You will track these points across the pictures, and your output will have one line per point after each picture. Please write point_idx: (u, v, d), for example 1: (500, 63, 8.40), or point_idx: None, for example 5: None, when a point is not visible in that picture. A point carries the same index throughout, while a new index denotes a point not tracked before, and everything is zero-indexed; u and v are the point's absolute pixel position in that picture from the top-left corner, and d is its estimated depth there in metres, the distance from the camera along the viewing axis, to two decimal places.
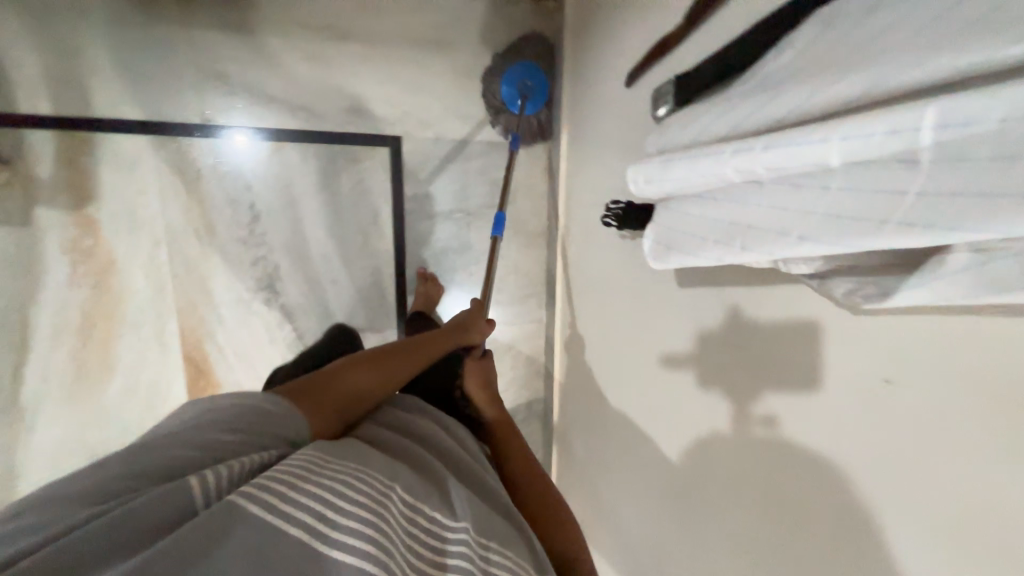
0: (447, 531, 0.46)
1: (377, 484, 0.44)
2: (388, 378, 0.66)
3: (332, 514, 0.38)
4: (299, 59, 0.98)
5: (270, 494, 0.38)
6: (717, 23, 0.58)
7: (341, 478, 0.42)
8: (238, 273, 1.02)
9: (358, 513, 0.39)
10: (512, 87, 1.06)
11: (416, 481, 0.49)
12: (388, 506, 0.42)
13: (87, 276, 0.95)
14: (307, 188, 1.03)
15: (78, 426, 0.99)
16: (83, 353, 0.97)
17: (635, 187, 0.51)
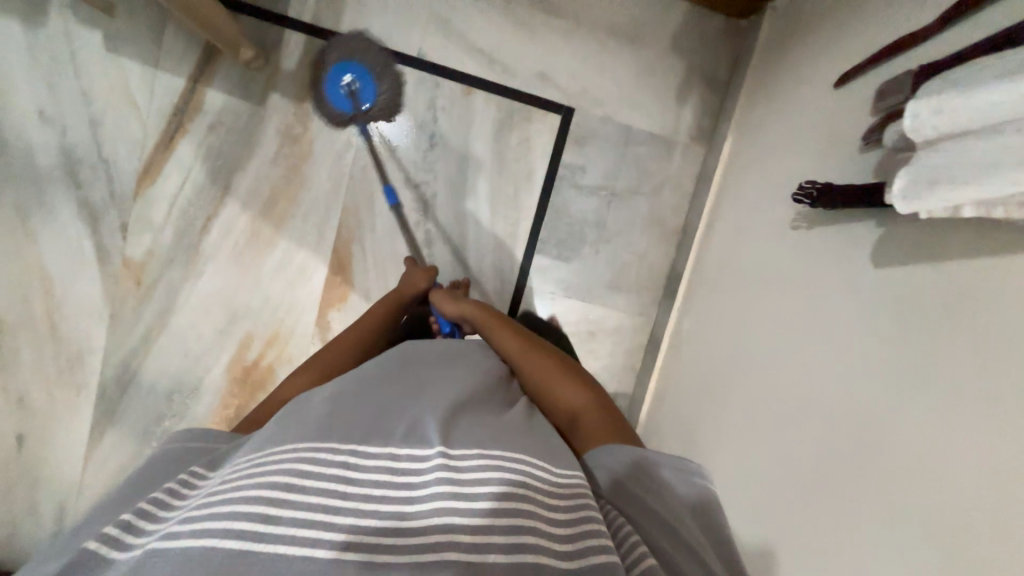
0: (416, 460, 0.48)
1: (321, 453, 0.46)
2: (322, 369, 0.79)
3: (269, 505, 0.41)
4: (509, 23, 1.12)
5: (201, 522, 0.40)
6: (969, 26, 0.58)
7: (280, 468, 0.44)
8: (401, 190, 1.13)
9: (302, 500, 0.42)
10: (336, 85, 1.06)
11: (373, 428, 0.51)
12: (337, 474, 0.45)
13: (287, 158, 1.10)
14: (482, 132, 1.13)
15: (232, 282, 1.11)
16: (260, 221, 1.11)
17: (914, 121, 0.47)
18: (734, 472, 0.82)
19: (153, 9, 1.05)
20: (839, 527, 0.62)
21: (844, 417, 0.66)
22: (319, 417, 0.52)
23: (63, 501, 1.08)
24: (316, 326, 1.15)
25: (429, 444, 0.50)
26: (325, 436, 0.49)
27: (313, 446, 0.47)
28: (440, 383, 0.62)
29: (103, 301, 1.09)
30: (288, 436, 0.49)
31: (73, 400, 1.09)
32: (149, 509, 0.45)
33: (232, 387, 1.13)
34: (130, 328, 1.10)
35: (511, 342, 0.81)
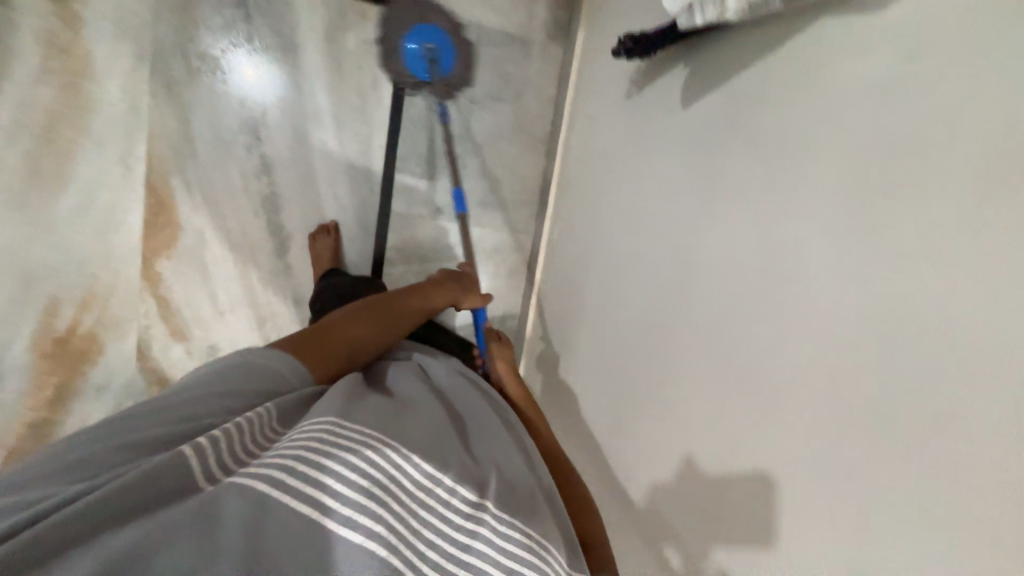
0: (468, 507, 0.42)
1: (397, 455, 0.42)
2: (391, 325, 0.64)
3: (344, 486, 0.36)
4: None
5: (285, 478, 0.35)
6: None
7: (356, 446, 0.40)
8: (223, 108, 0.97)
9: (364, 481, 0.37)
10: (414, 57, 0.93)
11: (435, 447, 0.47)
12: (402, 483, 0.40)
13: (58, 74, 0.89)
14: (311, 36, 1.00)
15: (14, 236, 0.91)
16: (38, 156, 0.90)
17: None
18: (603, 362, 0.85)
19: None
20: (666, 403, 0.66)
21: (674, 283, 0.69)
22: (381, 417, 0.47)
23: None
24: (144, 278, 0.98)
25: (481, 493, 0.44)
26: (399, 440, 0.44)
27: (391, 443, 0.43)
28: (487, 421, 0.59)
29: None
30: (366, 419, 0.45)
31: None
32: (218, 446, 0.38)
33: (44, 365, 0.95)
34: None
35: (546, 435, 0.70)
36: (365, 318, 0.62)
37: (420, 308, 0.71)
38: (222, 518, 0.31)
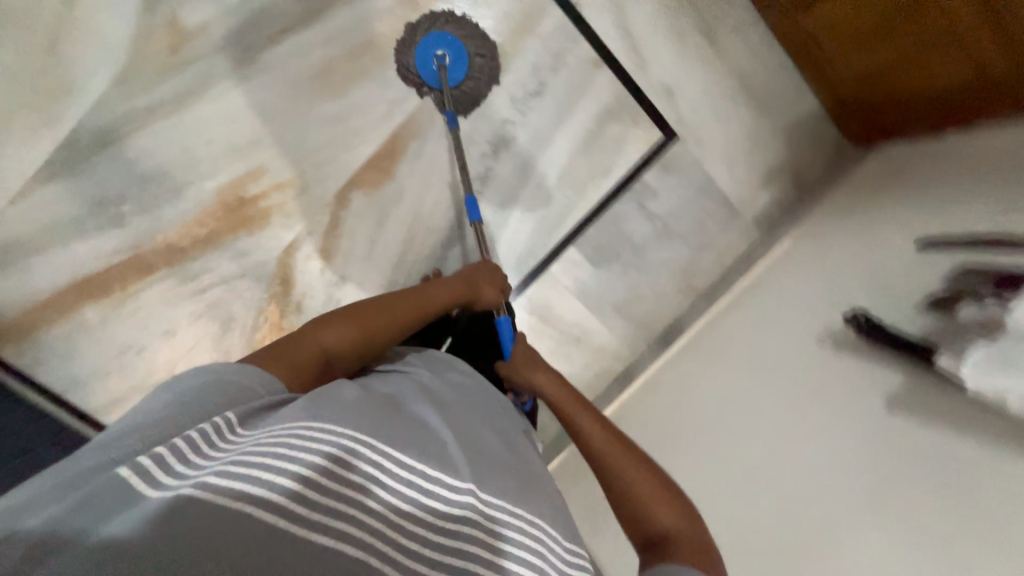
0: (449, 490, 0.49)
1: (366, 457, 0.47)
2: (369, 329, 0.73)
3: (306, 494, 0.42)
4: (672, 21, 1.09)
5: (246, 487, 0.40)
6: None
7: (322, 448, 0.45)
8: (487, 116, 1.08)
9: (336, 491, 0.43)
10: (428, 62, 1.03)
11: (413, 439, 0.52)
12: (374, 481, 0.46)
13: (396, 20, 1.02)
14: (589, 108, 1.10)
15: (273, 106, 1.01)
16: (337, 64, 1.02)
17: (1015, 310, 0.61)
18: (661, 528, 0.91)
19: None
20: None
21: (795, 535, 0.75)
22: (349, 408, 0.51)
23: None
24: (335, 196, 1.06)
25: (459, 477, 0.51)
26: (364, 429, 0.49)
27: (356, 442, 0.48)
28: (494, 425, 0.64)
29: (128, 49, 0.95)
30: (331, 418, 0.49)
31: (41, 131, 0.95)
32: (181, 449, 0.43)
33: (215, 211, 1.03)
34: (135, 91, 0.96)
35: (600, 434, 0.69)
36: (340, 324, 0.71)
37: (409, 309, 0.78)
38: (188, 524, 0.36)
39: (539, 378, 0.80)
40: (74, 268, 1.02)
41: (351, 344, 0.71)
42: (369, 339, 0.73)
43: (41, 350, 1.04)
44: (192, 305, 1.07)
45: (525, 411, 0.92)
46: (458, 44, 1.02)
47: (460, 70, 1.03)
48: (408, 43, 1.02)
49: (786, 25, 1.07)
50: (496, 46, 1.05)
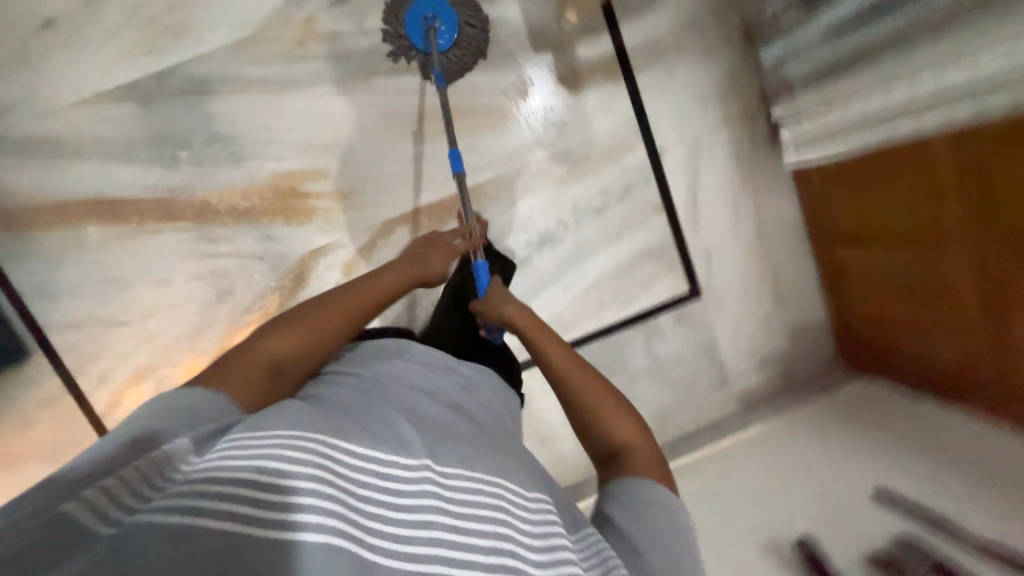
0: (407, 467, 0.45)
1: (314, 448, 0.42)
2: (320, 328, 0.64)
3: (262, 492, 0.38)
4: (735, 203, 1.18)
5: (195, 507, 0.37)
6: None
7: (267, 451, 0.41)
8: (546, 211, 1.13)
9: (289, 480, 0.40)
10: (417, 26, 1.00)
11: (362, 427, 0.48)
12: (330, 470, 0.42)
13: (504, 99, 1.08)
14: (635, 242, 1.17)
15: (362, 125, 1.05)
16: (435, 114, 1.07)
17: None
18: None
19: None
20: None
21: None
22: (297, 409, 0.47)
23: (29, 121, 0.97)
24: (380, 223, 1.08)
25: (414, 454, 0.47)
26: (310, 424, 0.45)
27: (303, 437, 0.43)
28: (451, 403, 0.60)
29: (256, 24, 0.99)
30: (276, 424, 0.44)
31: (140, 58, 0.97)
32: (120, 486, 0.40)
33: (263, 192, 1.04)
34: (244, 60, 0.99)
35: (562, 357, 0.70)
36: (285, 330, 0.62)
37: (357, 301, 0.68)
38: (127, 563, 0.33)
39: (508, 311, 0.76)
40: (103, 186, 1.00)
41: (301, 348, 0.62)
42: (324, 336, 0.64)
43: (29, 248, 1.01)
44: (200, 265, 1.06)
45: (498, 346, 0.85)
46: (446, 7, 1.00)
47: (448, 38, 1.01)
48: (398, 10, 1.00)
49: (823, 245, 1.18)
50: (579, 156, 1.12)
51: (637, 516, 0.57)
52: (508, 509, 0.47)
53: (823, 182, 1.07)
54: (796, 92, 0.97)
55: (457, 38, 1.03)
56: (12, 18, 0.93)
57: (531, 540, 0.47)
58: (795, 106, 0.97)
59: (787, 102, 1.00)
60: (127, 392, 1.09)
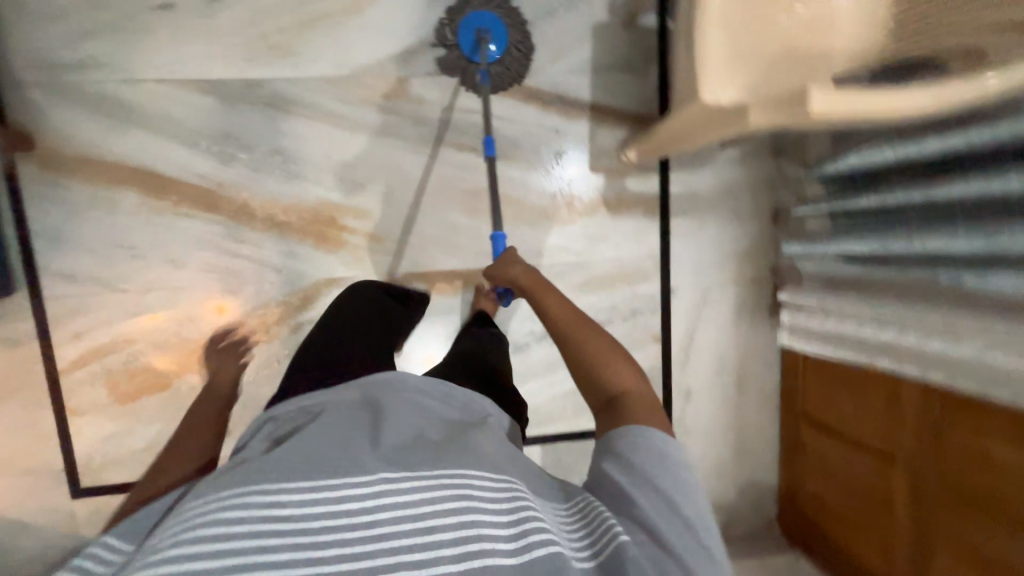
0: (361, 485, 0.46)
1: (258, 499, 0.44)
2: (184, 436, 0.76)
3: (221, 556, 0.41)
4: (723, 354, 1.27)
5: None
6: None
7: (213, 514, 0.43)
8: None
9: (241, 540, 0.41)
10: (469, 32, 1.02)
11: (312, 455, 0.48)
12: (275, 518, 0.43)
13: (550, 201, 1.16)
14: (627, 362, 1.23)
15: (417, 183, 1.11)
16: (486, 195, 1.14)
17: None
18: None
19: (651, 52, 1.14)
20: None
21: None
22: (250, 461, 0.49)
23: (112, 82, 1.00)
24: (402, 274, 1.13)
25: (366, 469, 0.47)
26: (256, 473, 0.46)
27: (248, 491, 0.44)
28: (424, 405, 0.59)
29: (354, 68, 1.06)
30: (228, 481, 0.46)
31: (240, 64, 1.03)
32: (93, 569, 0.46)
33: (303, 212, 1.08)
34: (331, 95, 1.06)
35: (561, 307, 0.72)
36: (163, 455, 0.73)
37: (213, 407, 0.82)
38: None
39: (516, 271, 0.81)
40: (158, 161, 1.03)
41: (175, 454, 0.72)
42: (186, 436, 0.76)
43: (63, 194, 1.02)
44: (219, 258, 1.08)
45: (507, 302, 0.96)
46: (500, 21, 1.02)
47: (497, 50, 1.03)
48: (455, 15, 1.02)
49: (790, 421, 1.25)
50: (601, 270, 1.20)
51: (634, 476, 0.53)
52: (474, 509, 0.47)
53: (812, 372, 1.14)
54: (804, 286, 1.06)
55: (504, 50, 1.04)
56: None
57: (499, 524, 0.47)
58: (804, 301, 1.05)
59: (794, 289, 1.09)
60: (98, 355, 1.07)
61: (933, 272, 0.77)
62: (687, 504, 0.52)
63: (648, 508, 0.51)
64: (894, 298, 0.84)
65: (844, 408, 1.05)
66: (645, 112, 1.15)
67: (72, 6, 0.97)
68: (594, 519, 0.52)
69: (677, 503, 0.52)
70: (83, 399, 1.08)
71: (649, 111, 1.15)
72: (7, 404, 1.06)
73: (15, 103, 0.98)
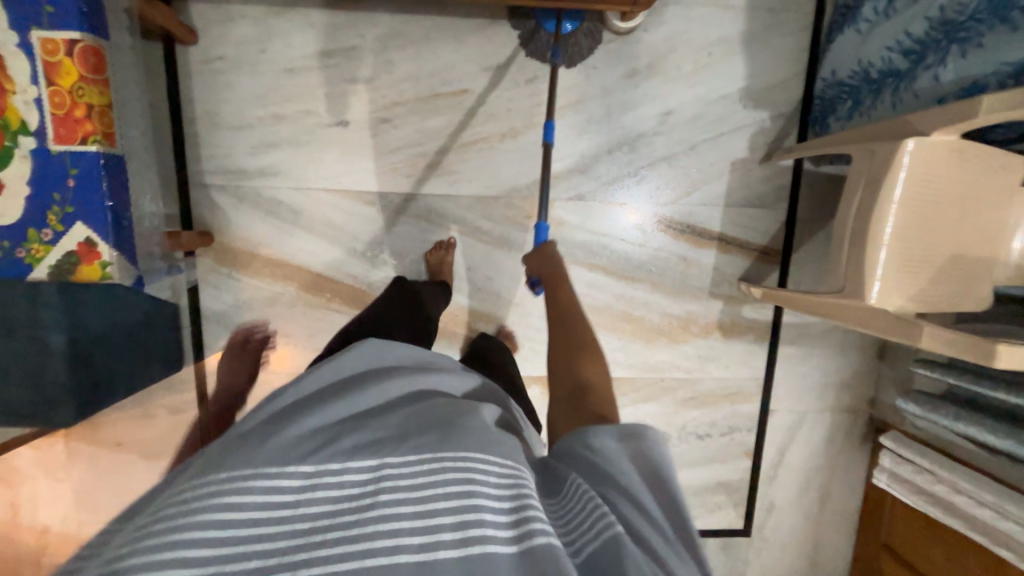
0: (358, 473, 0.42)
1: (255, 484, 0.40)
2: None
3: (209, 551, 0.37)
4: (809, 473, 1.31)
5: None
6: None
7: (205, 494, 0.39)
8: (656, 419, 1.26)
9: (238, 530, 0.38)
10: None
11: (309, 443, 0.45)
12: (268, 507, 0.40)
13: (667, 320, 1.22)
14: (717, 473, 1.29)
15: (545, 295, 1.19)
16: (607, 309, 1.20)
17: None
18: None
19: (784, 190, 1.17)
20: None
21: None
22: (249, 437, 0.46)
23: (286, 189, 1.09)
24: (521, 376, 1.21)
25: (366, 455, 0.44)
26: (254, 456, 0.42)
27: (248, 475, 0.41)
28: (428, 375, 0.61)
29: (501, 187, 1.12)
30: (212, 466, 0.43)
31: (399, 177, 1.10)
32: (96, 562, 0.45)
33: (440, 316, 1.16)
34: (478, 212, 1.13)
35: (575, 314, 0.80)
36: None
37: None
38: None
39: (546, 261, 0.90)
40: (316, 260, 1.12)
41: None
42: None
43: (232, 285, 1.12)
44: None
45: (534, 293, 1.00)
46: None
47: (570, 25, 1.03)
48: None
49: (864, 541, 1.30)
50: (705, 387, 1.25)
51: (613, 455, 0.49)
52: (479, 492, 0.41)
53: (902, 513, 1.18)
54: (908, 441, 1.12)
55: (579, 25, 1.04)
56: (316, 108, 1.06)
57: (501, 510, 0.41)
58: (906, 454, 1.12)
59: (896, 435, 1.16)
60: None
61: None
62: (656, 505, 0.47)
63: (624, 502, 0.46)
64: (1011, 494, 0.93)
65: (937, 561, 1.08)
66: (770, 246, 1.19)
67: (258, 119, 1.06)
68: (583, 509, 0.45)
69: (642, 500, 0.46)
70: None
71: (774, 245, 1.19)
72: (163, 462, 1.16)
73: (197, 203, 1.08)
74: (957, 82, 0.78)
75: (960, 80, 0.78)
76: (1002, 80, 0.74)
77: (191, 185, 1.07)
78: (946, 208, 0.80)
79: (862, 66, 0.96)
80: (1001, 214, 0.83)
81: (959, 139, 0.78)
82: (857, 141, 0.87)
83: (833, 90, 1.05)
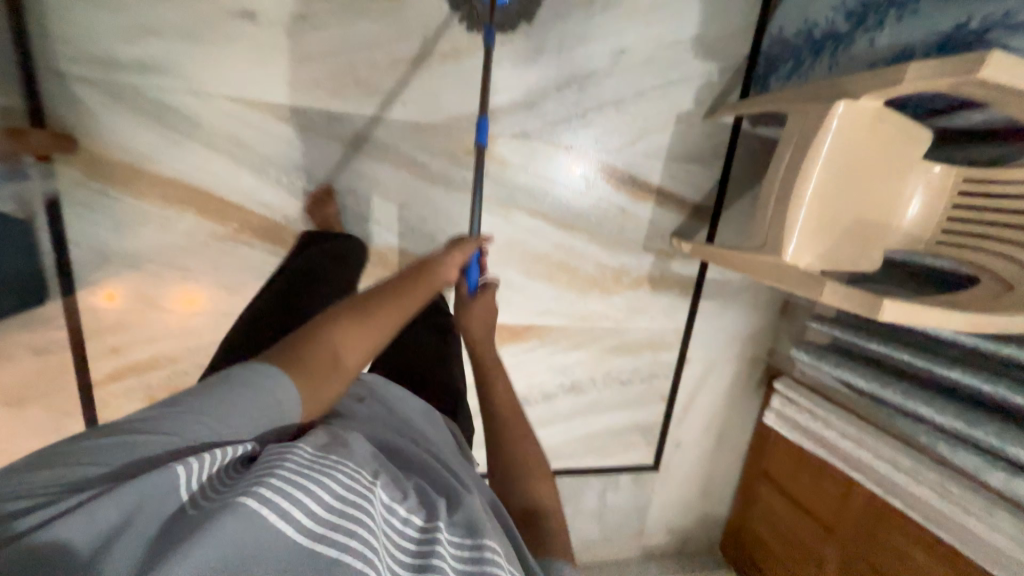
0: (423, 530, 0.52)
1: (361, 491, 0.50)
2: None
3: (321, 517, 0.44)
4: (713, 415, 1.45)
5: (259, 500, 0.42)
6: None
7: (332, 472, 0.49)
8: (584, 365, 1.31)
9: (342, 505, 0.46)
10: None
11: (393, 485, 0.55)
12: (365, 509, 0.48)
13: (601, 270, 1.23)
14: (636, 416, 1.39)
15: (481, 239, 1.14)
16: (544, 257, 1.19)
17: None
18: None
19: (721, 148, 1.19)
20: None
21: None
22: (347, 446, 0.56)
23: (176, 91, 0.90)
24: None
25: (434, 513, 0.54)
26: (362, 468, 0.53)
27: (359, 482, 0.50)
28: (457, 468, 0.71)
29: (439, 117, 1.02)
30: (332, 453, 0.53)
31: (320, 92, 0.96)
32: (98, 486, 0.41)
33: (368, 255, 1.06)
34: (412, 142, 1.02)
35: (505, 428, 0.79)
36: None
37: None
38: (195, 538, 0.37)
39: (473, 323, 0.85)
40: (217, 183, 0.96)
41: None
42: None
43: (108, 205, 0.93)
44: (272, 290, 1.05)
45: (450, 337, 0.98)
46: None
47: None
48: None
49: (749, 468, 1.49)
50: (631, 336, 1.31)
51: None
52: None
53: (782, 446, 1.35)
54: (797, 385, 1.27)
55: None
56: None
57: None
58: (794, 397, 1.27)
59: (788, 381, 1.30)
60: (132, 369, 1.03)
61: (917, 428, 0.99)
62: None
63: None
64: (872, 429, 1.09)
65: (802, 483, 1.28)
66: (702, 204, 1.22)
67: None
68: None
69: None
70: (115, 411, 1.05)
71: (706, 203, 1.22)
72: (26, 411, 0.99)
73: (52, 97, 0.86)
74: (889, 47, 0.84)
75: (893, 45, 0.84)
76: (926, 48, 0.80)
77: (42, 73, 0.85)
78: (858, 176, 0.86)
79: (808, 25, 0.97)
80: (901, 183, 0.90)
81: (880, 106, 0.82)
82: (793, 100, 0.88)
83: (778, 48, 1.06)
